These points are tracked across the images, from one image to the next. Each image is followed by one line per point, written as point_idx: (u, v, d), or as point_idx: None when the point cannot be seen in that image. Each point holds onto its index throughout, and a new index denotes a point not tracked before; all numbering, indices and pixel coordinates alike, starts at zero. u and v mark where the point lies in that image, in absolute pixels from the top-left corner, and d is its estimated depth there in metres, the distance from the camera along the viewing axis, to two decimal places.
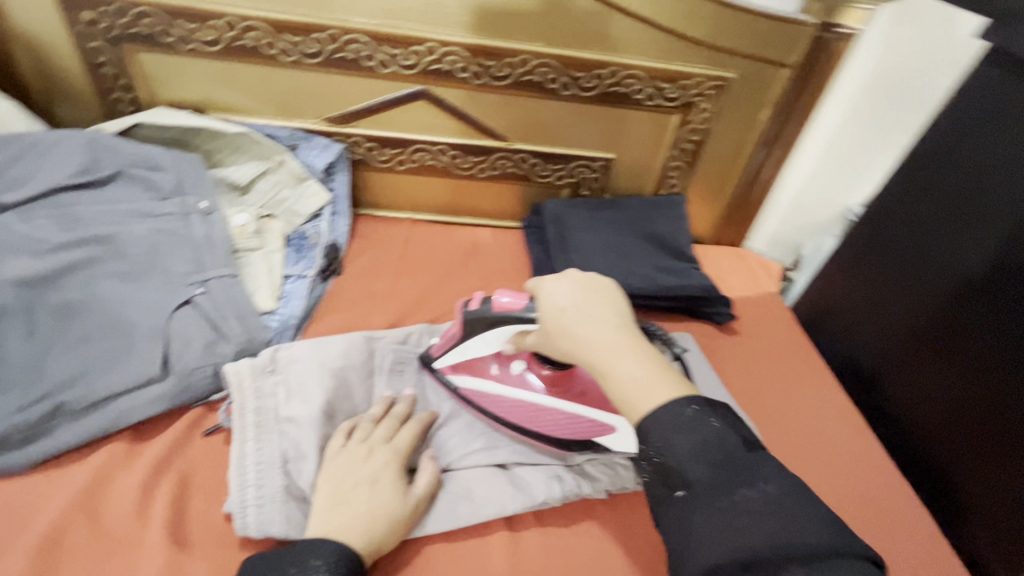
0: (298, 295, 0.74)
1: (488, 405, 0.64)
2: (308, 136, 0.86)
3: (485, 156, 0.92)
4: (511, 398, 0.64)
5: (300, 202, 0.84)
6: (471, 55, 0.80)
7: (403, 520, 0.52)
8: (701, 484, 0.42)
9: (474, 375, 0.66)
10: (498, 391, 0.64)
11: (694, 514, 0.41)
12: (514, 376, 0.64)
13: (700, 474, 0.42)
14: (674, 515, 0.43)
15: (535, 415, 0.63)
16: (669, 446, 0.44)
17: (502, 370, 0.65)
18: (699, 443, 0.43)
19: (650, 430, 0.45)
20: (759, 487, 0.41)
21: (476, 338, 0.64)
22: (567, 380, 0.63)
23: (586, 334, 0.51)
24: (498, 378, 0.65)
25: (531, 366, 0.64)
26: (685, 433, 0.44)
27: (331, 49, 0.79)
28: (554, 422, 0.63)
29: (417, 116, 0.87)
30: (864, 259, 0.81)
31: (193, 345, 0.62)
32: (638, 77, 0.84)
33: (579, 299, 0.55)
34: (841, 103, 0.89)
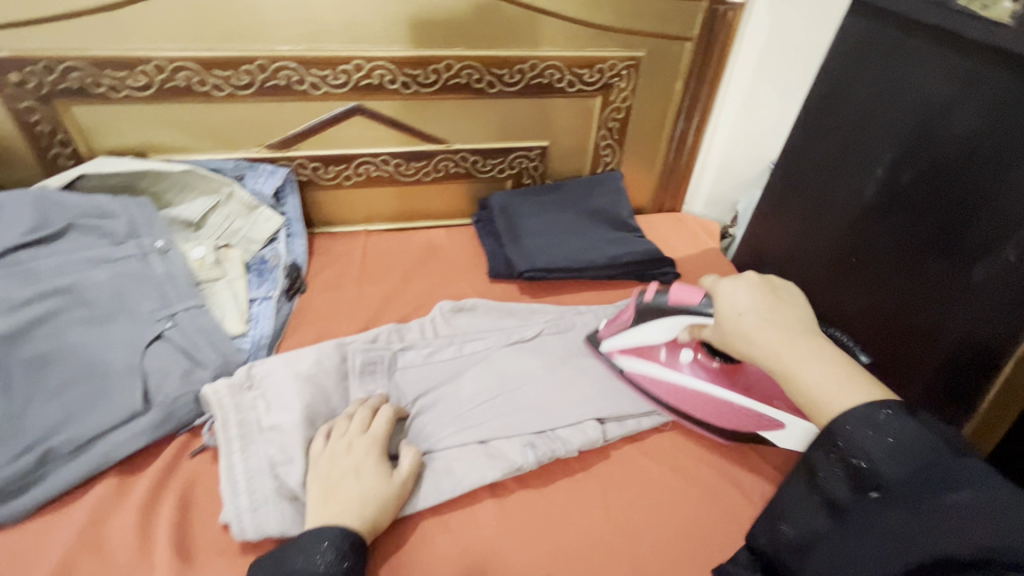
0: (266, 316, 0.77)
1: (649, 383, 0.73)
2: (252, 165, 0.89)
3: (426, 160, 0.96)
4: (672, 381, 0.72)
5: (255, 228, 0.87)
6: (398, 67, 0.85)
7: (391, 500, 0.56)
8: (897, 485, 0.39)
9: (651, 359, 0.75)
10: (661, 374, 0.73)
11: (887, 513, 0.38)
12: (681, 363, 0.72)
13: (896, 475, 0.39)
14: (867, 516, 0.40)
15: (689, 398, 0.70)
16: (861, 445, 0.41)
17: (671, 357, 0.73)
18: (894, 444, 0.40)
19: (840, 432, 0.43)
20: (963, 493, 0.35)
21: (647, 326, 0.74)
22: (735, 372, 0.69)
23: (757, 334, 0.53)
24: (671, 367, 0.73)
25: (698, 356, 0.72)
26: (885, 433, 0.41)
27: (263, 78, 0.82)
28: (696, 405, 0.70)
29: (355, 131, 0.91)
30: (792, 201, 0.88)
31: (171, 376, 0.64)
32: (557, 67, 0.90)
33: (755, 302, 0.56)
34: (746, 66, 0.98)
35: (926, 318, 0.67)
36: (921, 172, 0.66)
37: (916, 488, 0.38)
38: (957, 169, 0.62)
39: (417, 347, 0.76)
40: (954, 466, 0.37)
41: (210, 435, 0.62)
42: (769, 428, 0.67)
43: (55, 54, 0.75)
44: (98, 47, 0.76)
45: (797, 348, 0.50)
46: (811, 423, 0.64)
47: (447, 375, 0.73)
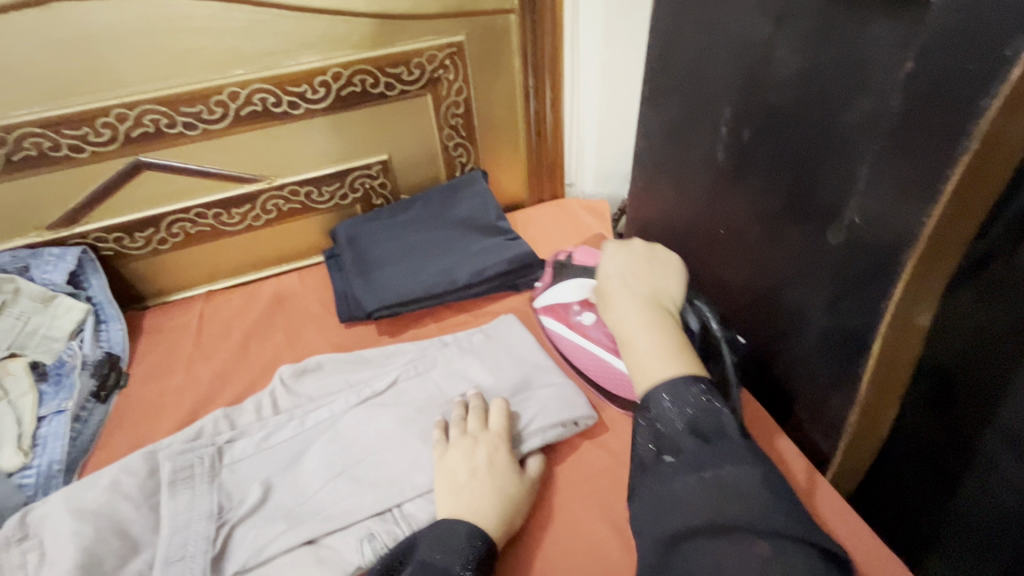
0: (58, 435, 0.65)
1: (560, 342, 0.72)
2: (35, 252, 0.76)
3: (250, 204, 0.84)
4: (576, 344, 0.70)
5: (57, 324, 0.74)
6: (172, 108, 0.72)
7: (524, 498, 0.56)
8: (691, 454, 0.43)
9: (562, 318, 0.72)
10: (566, 335, 0.71)
11: (680, 479, 0.42)
12: (584, 325, 0.69)
13: (691, 445, 0.44)
14: (666, 479, 0.43)
15: (590, 361, 0.68)
16: (668, 417, 0.46)
17: (579, 318, 0.70)
18: (694, 417, 0.45)
19: (654, 400, 0.47)
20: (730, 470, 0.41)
21: (563, 285, 0.73)
22: None
23: (610, 300, 0.57)
24: (575, 326, 0.70)
25: (600, 319, 0.68)
26: (688, 407, 0.45)
27: (5, 151, 0.68)
28: (596, 369, 0.67)
29: (150, 188, 0.78)
30: (656, 168, 0.77)
31: None
32: (367, 71, 0.78)
33: (625, 266, 0.60)
34: (589, 29, 0.87)
35: (796, 292, 0.56)
36: (762, 126, 0.55)
37: (701, 455, 0.43)
38: (792, 114, 0.51)
39: (249, 434, 0.64)
40: (735, 441, 0.43)
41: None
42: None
43: None
44: None
45: (640, 316, 0.54)
46: None
47: (285, 460, 0.62)
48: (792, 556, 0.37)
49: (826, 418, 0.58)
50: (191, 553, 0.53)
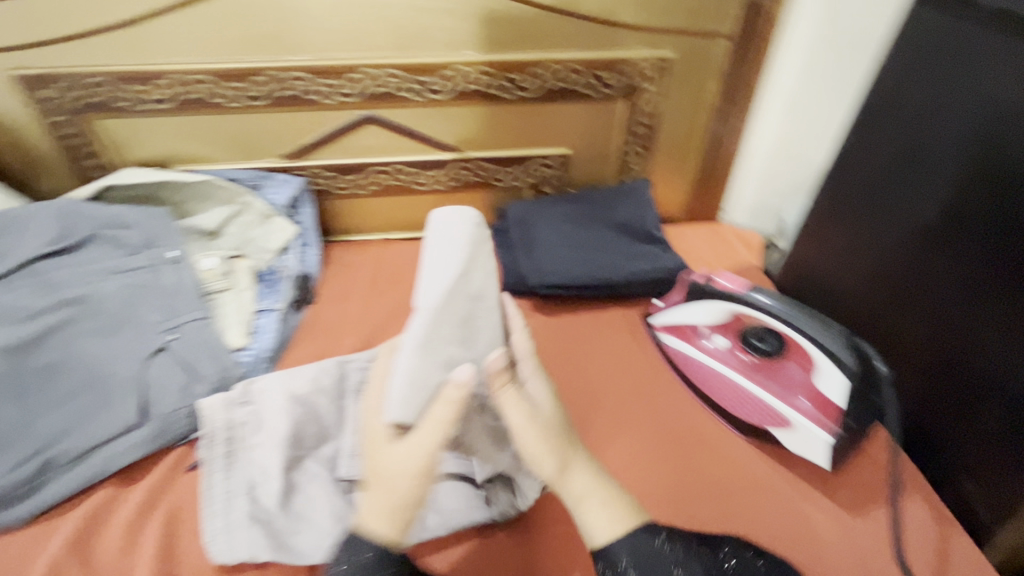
0: (269, 328, 0.76)
1: (682, 360, 0.72)
2: (268, 175, 0.90)
3: (441, 169, 0.94)
4: (704, 366, 0.70)
5: (268, 238, 0.87)
6: (410, 75, 0.82)
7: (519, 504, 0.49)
8: None
9: (689, 340, 0.72)
10: (692, 355, 0.71)
11: None
12: (716, 349, 0.70)
13: None
14: None
15: (718, 384, 0.68)
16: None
17: (710, 342, 0.71)
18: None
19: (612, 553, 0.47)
20: None
21: (699, 307, 0.70)
22: (771, 368, 0.66)
23: (540, 457, 0.51)
24: (705, 349, 0.70)
25: (733, 347, 0.69)
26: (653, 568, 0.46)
27: (275, 89, 0.82)
28: (724, 392, 0.67)
29: (368, 140, 0.89)
30: (838, 215, 0.78)
31: (170, 388, 0.65)
32: (578, 71, 0.84)
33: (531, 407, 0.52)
34: (792, 65, 0.89)
35: (995, 362, 0.58)
36: (989, 197, 0.57)
37: None
38: None
39: None
40: None
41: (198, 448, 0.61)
42: (779, 426, 0.61)
43: (81, 70, 0.77)
44: (119, 62, 0.77)
45: (581, 476, 0.50)
46: (829, 436, 0.58)
47: None
48: None
49: (990, 479, 0.60)
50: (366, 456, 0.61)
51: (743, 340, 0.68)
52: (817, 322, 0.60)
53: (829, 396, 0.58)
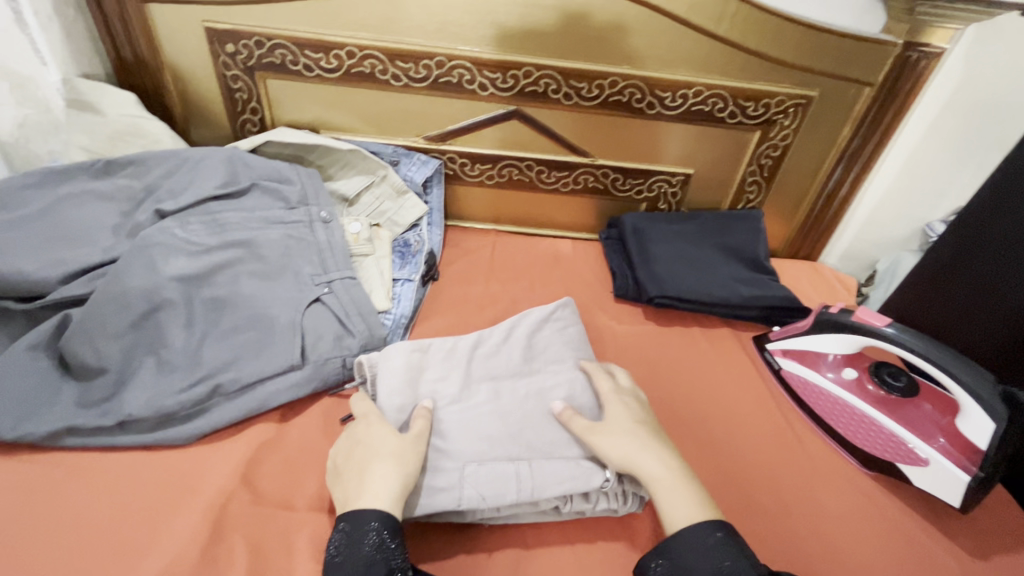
0: (407, 296, 0.80)
1: (805, 387, 0.73)
2: (408, 153, 0.94)
3: (569, 171, 0.97)
4: (829, 394, 0.71)
5: (401, 213, 0.91)
6: (565, 78, 0.86)
7: (669, 484, 0.54)
8: None
9: (814, 366, 0.74)
10: (816, 382, 0.72)
11: None
12: (844, 380, 0.71)
13: None
14: None
15: (844, 413, 0.69)
16: None
17: (837, 374, 0.72)
18: None
19: None
20: None
21: (827, 337, 0.72)
22: (903, 406, 0.67)
23: (656, 460, 0.55)
24: (833, 380, 0.71)
25: (864, 379, 0.70)
26: None
27: (438, 74, 0.86)
28: (851, 423, 0.68)
29: (508, 134, 0.93)
30: (965, 268, 0.82)
31: (325, 338, 0.69)
32: (721, 96, 0.88)
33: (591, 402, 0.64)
34: (921, 120, 0.92)
35: None
36: None
37: None
38: None
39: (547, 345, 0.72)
40: None
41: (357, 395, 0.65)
42: (909, 463, 0.63)
43: (268, 30, 0.82)
44: (303, 29, 0.82)
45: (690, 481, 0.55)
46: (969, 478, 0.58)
47: (569, 376, 0.67)
48: None
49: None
50: (530, 424, 0.62)
51: (873, 374, 0.69)
52: (964, 367, 0.60)
53: (973, 440, 0.59)
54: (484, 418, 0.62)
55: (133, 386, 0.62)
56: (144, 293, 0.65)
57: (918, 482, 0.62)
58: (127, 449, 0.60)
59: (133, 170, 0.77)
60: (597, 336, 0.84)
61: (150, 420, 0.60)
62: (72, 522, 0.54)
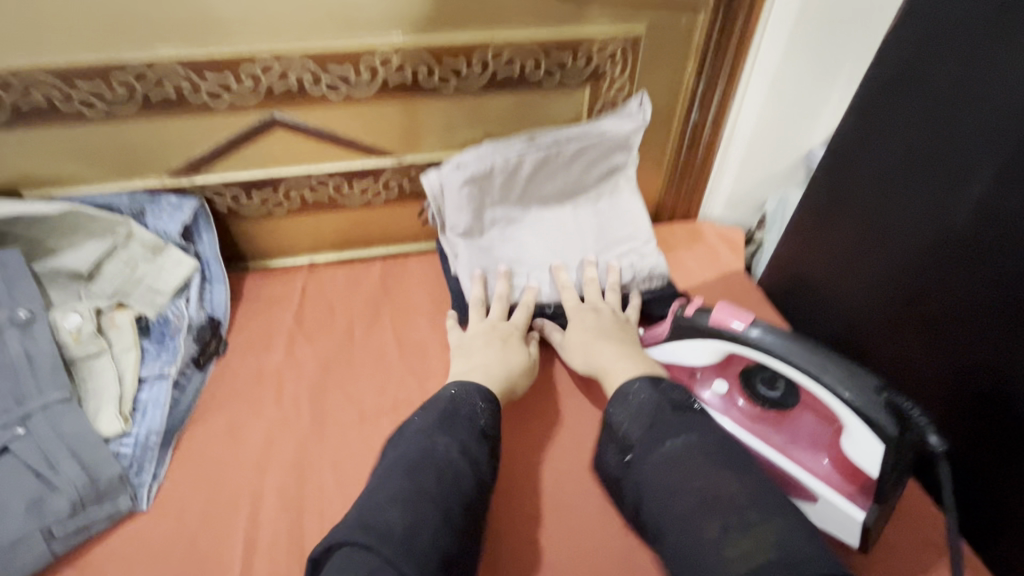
0: (158, 403, 0.60)
1: None
2: (153, 197, 0.72)
3: (373, 178, 0.77)
4: None
5: (161, 277, 0.69)
6: (320, 65, 0.65)
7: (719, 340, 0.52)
8: (639, 441, 0.50)
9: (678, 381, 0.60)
10: None
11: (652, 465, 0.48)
12: (712, 398, 0.57)
13: (640, 434, 0.51)
14: (650, 460, 0.49)
15: None
16: (626, 416, 0.53)
17: (705, 391, 0.58)
18: (642, 408, 0.52)
19: (631, 390, 0.54)
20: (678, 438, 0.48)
21: (689, 346, 0.57)
22: (783, 421, 0.55)
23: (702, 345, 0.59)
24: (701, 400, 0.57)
25: (733, 394, 0.57)
26: (644, 410, 0.52)
27: (145, 89, 0.63)
28: None
29: (278, 148, 0.72)
30: (839, 214, 0.67)
31: (13, 508, 0.49)
32: (529, 53, 0.69)
33: (601, 323, 0.65)
34: (778, 35, 0.74)
35: None
36: None
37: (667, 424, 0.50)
38: None
39: (562, 141, 0.71)
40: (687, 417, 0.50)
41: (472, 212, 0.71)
42: (798, 497, 0.51)
43: None
44: None
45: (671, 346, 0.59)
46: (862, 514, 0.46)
47: (566, 150, 0.72)
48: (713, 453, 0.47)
49: None
50: (563, 241, 0.74)
51: (744, 385, 0.57)
52: (845, 371, 0.47)
53: (863, 466, 0.47)
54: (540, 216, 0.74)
55: None
56: None
57: (812, 520, 0.50)
58: None
59: None
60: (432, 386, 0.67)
61: None
62: None
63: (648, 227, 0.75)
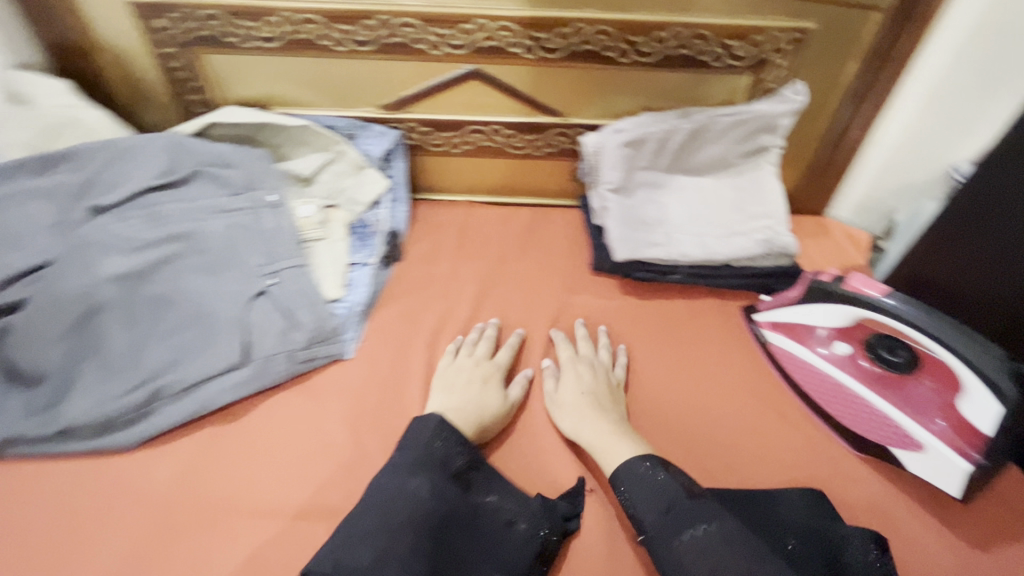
0: (362, 282, 0.76)
1: (791, 365, 0.69)
2: (364, 125, 0.87)
3: (540, 133, 0.89)
4: (822, 374, 0.67)
5: (360, 189, 0.85)
6: (523, 28, 0.77)
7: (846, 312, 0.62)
8: (653, 525, 0.53)
9: (802, 340, 0.69)
10: (809, 361, 0.68)
11: (668, 547, 0.50)
12: (836, 356, 0.67)
13: (653, 517, 0.53)
14: (668, 535, 0.51)
15: (835, 394, 0.65)
16: (635, 495, 0.55)
17: (828, 350, 0.68)
18: (648, 489, 0.55)
19: (631, 468, 0.56)
20: (696, 527, 0.50)
21: (816, 308, 0.66)
22: (899, 384, 0.64)
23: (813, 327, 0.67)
24: (824, 356, 0.67)
25: (855, 355, 0.67)
26: (649, 490, 0.54)
27: (383, 34, 0.78)
28: (846, 404, 0.64)
29: (470, 97, 0.85)
30: (980, 224, 0.72)
31: (271, 334, 0.66)
32: (704, 37, 0.77)
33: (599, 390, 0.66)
34: (949, 44, 0.77)
35: None
36: None
37: (671, 512, 0.52)
38: None
39: (711, 124, 0.80)
40: (692, 505, 0.52)
41: (623, 175, 0.81)
42: (905, 447, 0.60)
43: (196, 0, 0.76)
44: None
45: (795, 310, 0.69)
46: (970, 466, 0.55)
47: (713, 134, 0.81)
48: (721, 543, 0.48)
49: None
50: (700, 210, 0.82)
51: (868, 348, 0.66)
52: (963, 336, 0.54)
53: (975, 424, 0.56)
54: (677, 188, 0.84)
55: (75, 392, 0.61)
56: (79, 296, 0.63)
57: (915, 469, 0.58)
58: (75, 457, 0.60)
59: (69, 165, 0.72)
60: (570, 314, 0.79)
61: (90, 428, 0.60)
62: (16, 535, 0.55)
63: (780, 207, 0.81)
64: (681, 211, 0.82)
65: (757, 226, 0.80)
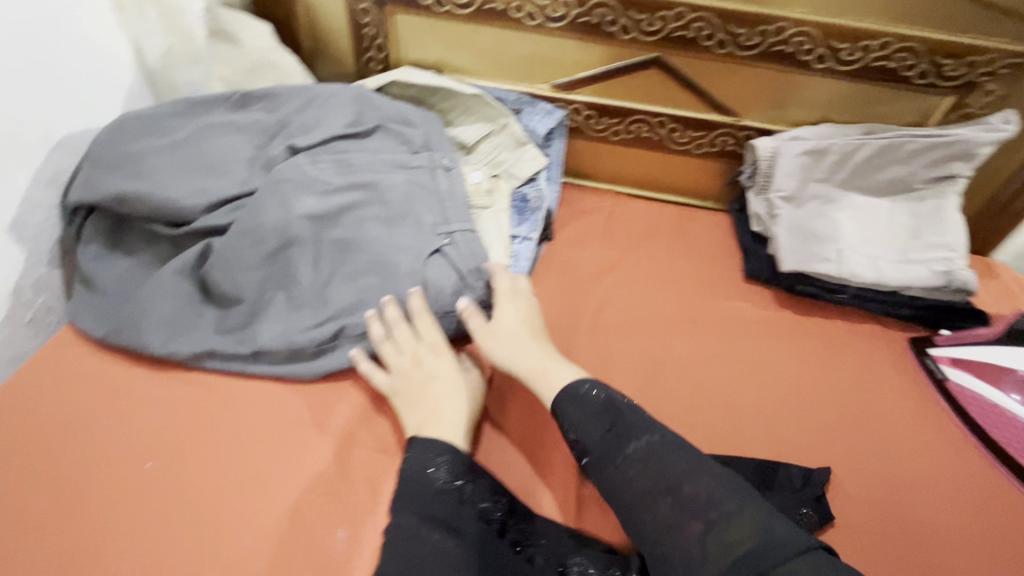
0: (525, 256, 0.78)
1: (977, 406, 0.68)
2: (532, 101, 0.88)
3: (706, 131, 0.87)
4: (1016, 419, 0.65)
5: (519, 164, 0.84)
6: (722, 22, 0.75)
7: None
8: (594, 446, 0.56)
9: (995, 383, 0.68)
10: (1001, 404, 0.67)
11: (617, 466, 0.54)
12: None
13: (595, 436, 0.56)
14: (609, 458, 0.55)
15: None
16: (569, 420, 0.58)
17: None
18: (591, 413, 0.58)
19: (572, 391, 0.59)
20: (641, 439, 0.55)
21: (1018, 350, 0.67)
22: None
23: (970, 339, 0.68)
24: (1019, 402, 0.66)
25: None
26: (584, 412, 0.58)
27: (577, 13, 0.78)
28: None
29: (644, 86, 0.85)
30: None
31: (446, 292, 0.68)
32: (914, 51, 0.73)
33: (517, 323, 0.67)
34: None
35: None
36: None
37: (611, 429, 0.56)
38: None
39: (902, 144, 0.76)
40: (629, 422, 0.56)
41: (793, 183, 0.79)
42: None
43: None
44: None
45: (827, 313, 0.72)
46: None
47: (902, 154, 0.76)
48: (674, 460, 0.53)
49: None
50: (873, 232, 0.78)
51: None
52: None
53: None
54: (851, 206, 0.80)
55: (267, 318, 0.65)
56: (277, 229, 0.66)
57: None
58: (262, 378, 0.65)
59: (267, 104, 0.76)
60: (722, 319, 0.77)
61: (280, 353, 0.64)
62: (210, 442, 0.59)
63: (963, 240, 0.74)
64: (850, 228, 0.78)
65: (932, 253, 0.75)
